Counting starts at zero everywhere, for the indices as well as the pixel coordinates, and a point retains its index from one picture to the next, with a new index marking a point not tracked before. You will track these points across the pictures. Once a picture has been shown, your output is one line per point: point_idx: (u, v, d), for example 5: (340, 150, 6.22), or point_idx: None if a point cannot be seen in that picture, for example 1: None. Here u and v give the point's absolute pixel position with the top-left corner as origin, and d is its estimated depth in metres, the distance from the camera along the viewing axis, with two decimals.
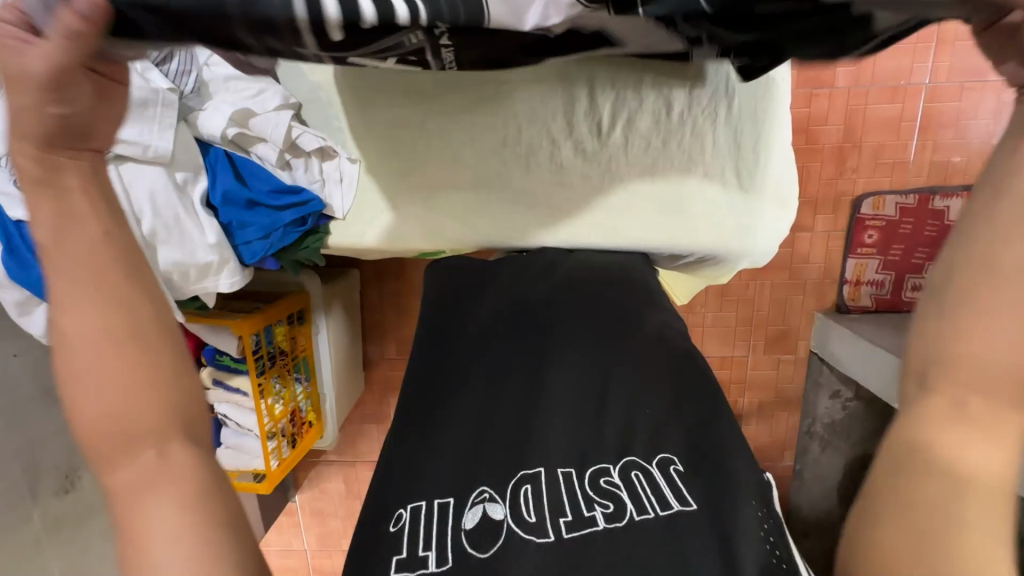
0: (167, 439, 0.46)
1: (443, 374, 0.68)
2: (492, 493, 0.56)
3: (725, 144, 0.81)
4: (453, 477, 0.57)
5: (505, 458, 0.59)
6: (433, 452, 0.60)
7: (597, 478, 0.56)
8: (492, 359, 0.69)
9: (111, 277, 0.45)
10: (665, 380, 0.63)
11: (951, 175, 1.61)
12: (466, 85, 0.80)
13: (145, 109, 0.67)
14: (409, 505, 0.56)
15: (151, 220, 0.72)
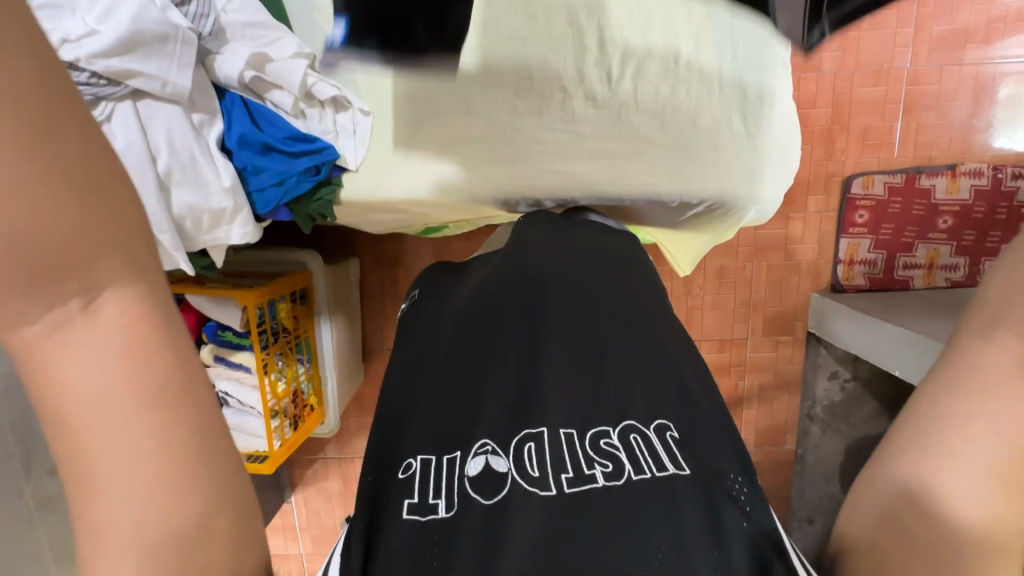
0: (103, 283, 0.33)
1: (445, 334, 0.65)
2: (495, 446, 0.49)
3: (733, 88, 0.81)
4: (450, 435, 0.52)
5: (505, 415, 0.52)
6: (432, 403, 0.56)
7: (598, 439, 0.49)
8: (490, 312, 0.64)
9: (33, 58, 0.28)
10: (668, 351, 0.58)
11: (935, 156, 1.67)
12: None
13: (165, 44, 0.68)
14: (418, 455, 0.51)
15: (167, 159, 0.72)
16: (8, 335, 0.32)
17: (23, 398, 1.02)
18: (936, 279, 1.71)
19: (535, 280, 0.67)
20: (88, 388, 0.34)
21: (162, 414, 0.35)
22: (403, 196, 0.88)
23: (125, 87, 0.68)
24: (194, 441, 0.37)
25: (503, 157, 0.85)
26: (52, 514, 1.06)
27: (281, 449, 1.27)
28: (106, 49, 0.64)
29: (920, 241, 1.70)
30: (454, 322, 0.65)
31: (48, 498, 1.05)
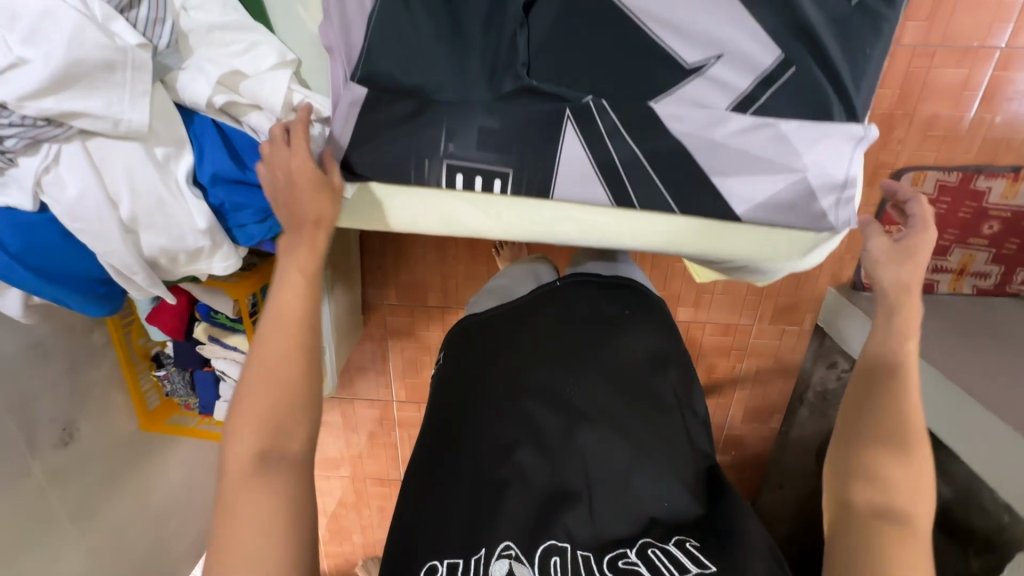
0: (290, 422, 0.62)
1: (484, 424, 0.79)
2: (517, 552, 0.67)
3: None
4: (466, 537, 0.69)
5: (533, 527, 0.70)
6: (482, 516, 0.71)
7: (616, 560, 0.69)
8: (508, 404, 0.80)
9: (291, 345, 0.64)
10: (677, 439, 0.82)
11: (1002, 153, 1.46)
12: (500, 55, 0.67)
13: (112, 73, 0.55)
14: (443, 559, 0.68)
15: (131, 204, 0.63)
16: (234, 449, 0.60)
17: (20, 381, 1.01)
18: (962, 284, 1.57)
19: (578, 406, 0.80)
20: (260, 483, 0.58)
21: (282, 498, 0.58)
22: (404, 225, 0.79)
23: (69, 127, 0.56)
24: (295, 523, 0.57)
25: (517, 196, 0.75)
26: (61, 483, 1.11)
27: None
28: (38, 89, 0.52)
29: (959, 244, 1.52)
30: (496, 404, 0.81)
31: (55, 470, 1.09)
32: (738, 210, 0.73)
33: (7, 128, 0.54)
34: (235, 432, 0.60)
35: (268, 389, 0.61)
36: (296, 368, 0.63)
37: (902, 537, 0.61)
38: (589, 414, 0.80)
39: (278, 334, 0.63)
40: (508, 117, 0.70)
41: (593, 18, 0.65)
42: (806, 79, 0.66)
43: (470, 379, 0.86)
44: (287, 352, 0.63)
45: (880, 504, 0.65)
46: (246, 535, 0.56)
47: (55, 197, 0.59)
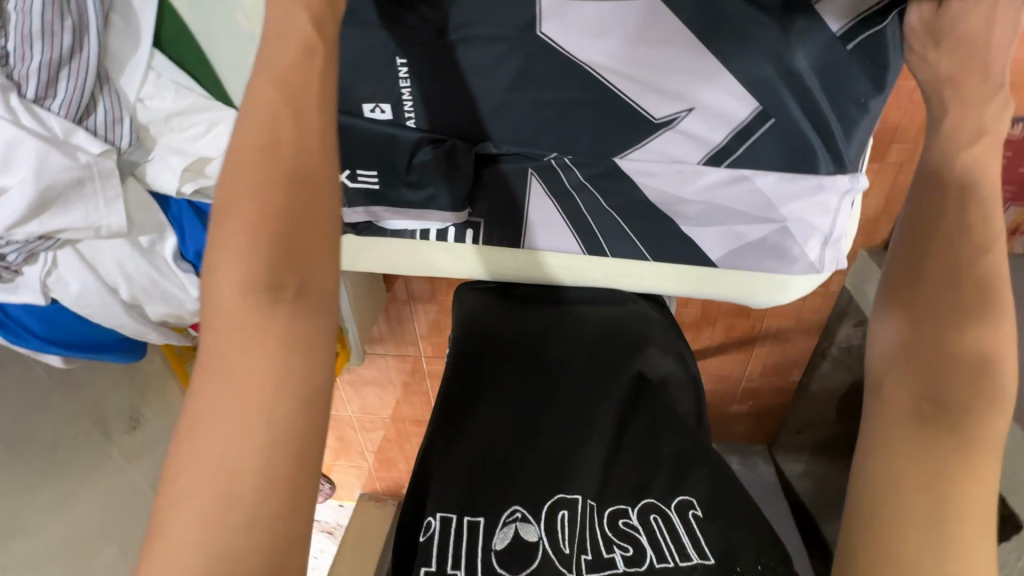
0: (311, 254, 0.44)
1: (489, 408, 0.68)
2: (525, 514, 0.59)
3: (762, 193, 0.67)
4: (475, 497, 0.60)
5: (538, 483, 0.62)
6: (480, 473, 0.62)
7: (616, 518, 0.60)
8: (503, 368, 0.72)
9: (272, 201, 0.43)
10: (665, 412, 0.68)
11: None
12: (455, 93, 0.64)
13: (82, 189, 0.59)
14: (438, 514, 0.57)
15: (129, 288, 0.69)
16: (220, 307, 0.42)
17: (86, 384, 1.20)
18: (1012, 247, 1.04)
19: (554, 380, 0.71)
20: (243, 369, 0.41)
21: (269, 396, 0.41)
22: (384, 266, 0.81)
23: (59, 239, 0.61)
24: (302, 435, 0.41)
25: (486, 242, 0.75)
26: (139, 458, 1.31)
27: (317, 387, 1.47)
28: (22, 217, 0.56)
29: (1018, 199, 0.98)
30: (499, 377, 0.71)
31: (132, 449, 1.30)
32: (714, 256, 0.71)
33: (8, 247, 0.60)
34: (216, 267, 0.42)
35: (251, 213, 0.42)
36: (299, 196, 0.44)
37: (923, 416, 0.50)
38: (596, 402, 0.69)
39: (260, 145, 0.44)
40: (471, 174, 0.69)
41: (550, 73, 0.61)
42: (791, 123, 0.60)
43: (484, 347, 0.75)
44: (266, 201, 0.43)
45: (929, 383, 0.50)
46: (233, 439, 0.40)
47: (62, 294, 0.65)
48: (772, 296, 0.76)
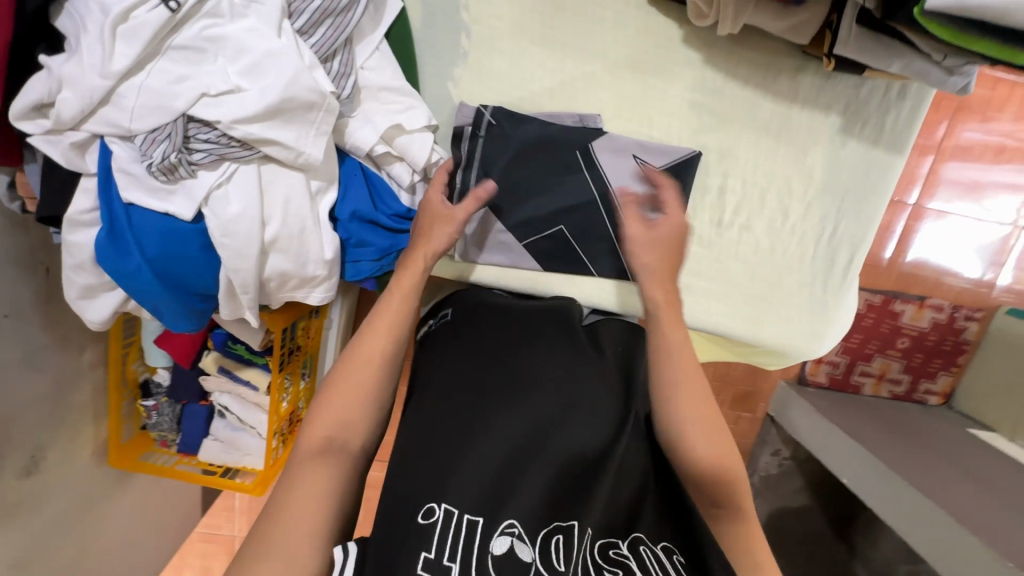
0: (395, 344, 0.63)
1: (498, 411, 0.64)
2: (521, 532, 0.51)
3: (821, 259, 0.87)
4: (478, 497, 0.54)
5: (544, 500, 0.55)
6: (476, 476, 0.56)
7: (606, 550, 0.55)
8: (511, 366, 0.69)
9: (397, 318, 0.64)
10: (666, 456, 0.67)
11: (910, 283, 1.43)
12: (618, 120, 0.80)
13: (309, 112, 0.61)
14: (442, 504, 0.53)
15: (277, 227, 0.65)
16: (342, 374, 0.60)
17: (9, 395, 0.90)
18: (880, 390, 1.46)
19: (567, 377, 0.68)
20: (349, 386, 0.59)
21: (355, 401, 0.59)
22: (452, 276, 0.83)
23: (255, 151, 0.60)
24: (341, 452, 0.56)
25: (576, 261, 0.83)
26: (11, 520, 0.95)
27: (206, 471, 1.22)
28: (254, 114, 0.57)
29: (880, 351, 1.43)
30: (508, 381, 0.67)
31: (10, 504, 0.94)
32: (783, 300, 0.87)
33: (205, 143, 0.57)
34: (366, 336, 0.62)
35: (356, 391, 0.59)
36: (379, 367, 0.61)
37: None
38: (616, 419, 0.65)
39: (388, 314, 0.64)
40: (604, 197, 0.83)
41: (689, 135, 0.81)
42: (839, 198, 0.85)
43: (484, 344, 0.72)
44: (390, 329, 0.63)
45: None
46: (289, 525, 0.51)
47: (214, 211, 0.60)
48: (806, 351, 0.90)
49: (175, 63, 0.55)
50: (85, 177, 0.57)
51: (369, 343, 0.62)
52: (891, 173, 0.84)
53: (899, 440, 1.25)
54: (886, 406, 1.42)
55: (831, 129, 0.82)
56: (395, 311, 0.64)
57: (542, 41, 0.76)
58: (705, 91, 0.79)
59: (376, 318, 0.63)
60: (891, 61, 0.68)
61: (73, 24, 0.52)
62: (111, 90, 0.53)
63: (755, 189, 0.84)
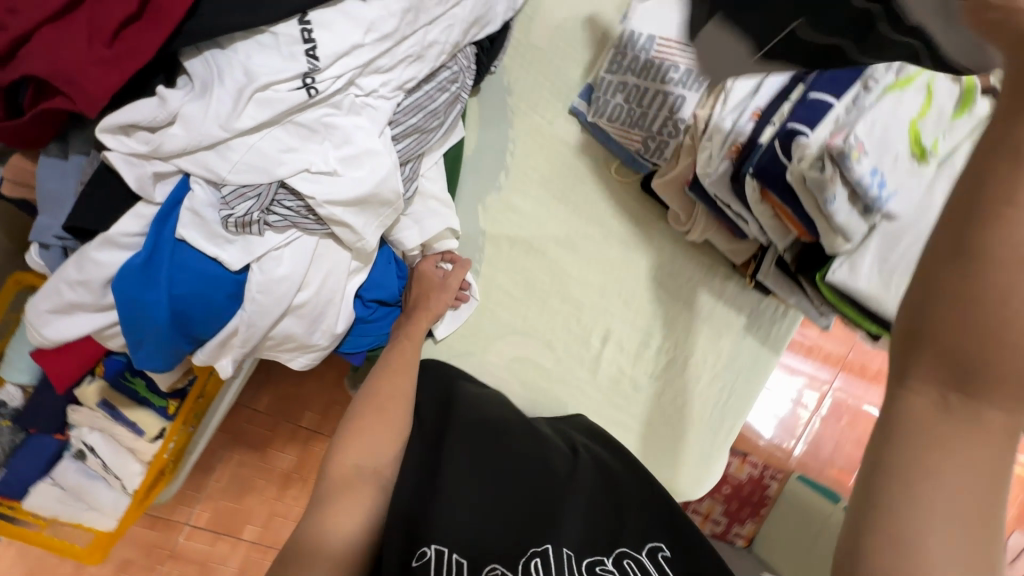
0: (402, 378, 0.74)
1: (475, 453, 0.70)
2: (504, 571, 0.58)
3: (714, 420, 1.09)
4: (467, 541, 0.60)
5: (522, 536, 0.62)
6: (448, 518, 0.62)
7: (592, 564, 0.60)
8: (489, 416, 0.75)
9: (405, 360, 0.75)
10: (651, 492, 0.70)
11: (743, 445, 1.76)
12: (600, 274, 0.97)
13: (382, 208, 0.66)
14: (432, 545, 0.59)
15: (308, 295, 0.67)
16: (357, 409, 0.71)
17: None
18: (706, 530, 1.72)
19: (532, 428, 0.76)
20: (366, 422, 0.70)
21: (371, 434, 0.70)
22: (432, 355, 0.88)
23: (323, 226, 0.63)
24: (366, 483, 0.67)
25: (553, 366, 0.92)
26: None
27: (3, 518, 0.98)
28: (341, 200, 0.61)
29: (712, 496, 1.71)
30: (482, 430, 0.73)
31: None
32: (684, 449, 1.06)
33: (286, 210, 0.60)
34: (381, 376, 0.74)
35: (380, 425, 0.71)
36: (400, 405, 0.72)
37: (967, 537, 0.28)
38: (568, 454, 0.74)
39: (394, 356, 0.75)
40: (572, 332, 0.97)
41: (647, 302, 1.01)
42: (733, 375, 1.09)
43: (464, 398, 0.77)
44: (401, 369, 0.74)
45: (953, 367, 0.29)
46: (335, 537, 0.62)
47: (263, 268, 0.61)
48: (690, 492, 1.08)
49: (289, 135, 0.59)
50: (144, 204, 0.56)
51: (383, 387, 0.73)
52: (769, 366, 1.11)
53: None
54: None
55: (739, 325, 1.08)
56: (403, 356, 0.75)
57: (562, 197, 0.93)
58: (666, 274, 1.01)
59: (388, 362, 0.75)
60: (790, 294, 0.96)
61: (207, 72, 0.55)
62: (223, 140, 0.55)
63: (684, 355, 1.04)
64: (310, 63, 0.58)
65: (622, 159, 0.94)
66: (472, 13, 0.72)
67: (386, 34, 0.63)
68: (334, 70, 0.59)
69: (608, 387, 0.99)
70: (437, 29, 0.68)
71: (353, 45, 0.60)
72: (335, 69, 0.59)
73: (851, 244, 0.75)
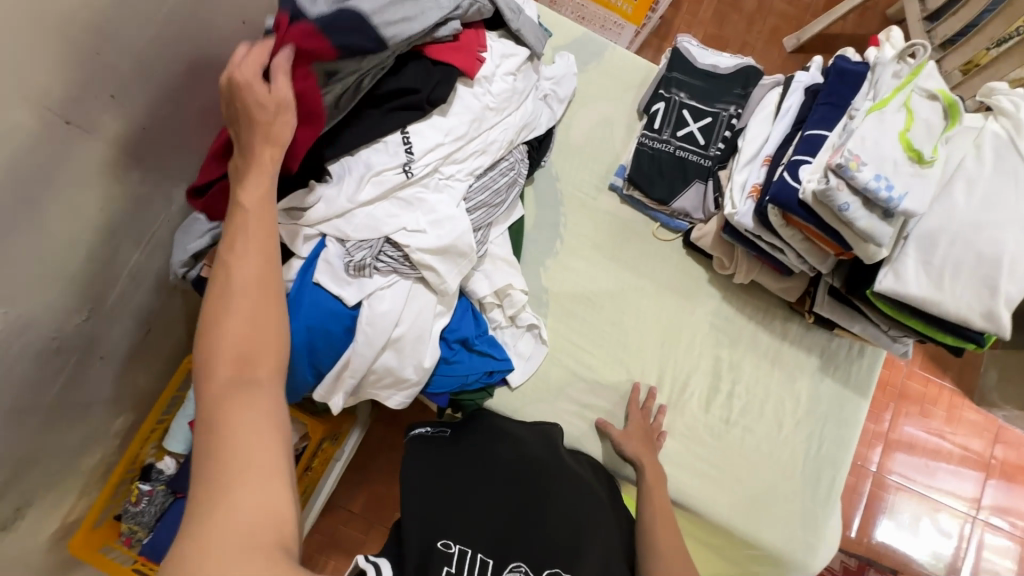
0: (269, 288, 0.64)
1: (494, 475, 0.85)
2: (525, 570, 0.73)
3: (810, 473, 1.02)
4: (452, 526, 0.76)
5: (498, 545, 0.75)
6: (444, 518, 0.77)
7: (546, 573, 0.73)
8: (519, 462, 0.87)
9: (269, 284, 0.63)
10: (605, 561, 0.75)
11: (884, 554, 1.50)
12: (658, 321, 1.06)
13: (461, 258, 0.84)
14: (442, 540, 0.74)
15: (404, 329, 0.83)
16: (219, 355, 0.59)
17: (49, 435, 0.93)
18: None
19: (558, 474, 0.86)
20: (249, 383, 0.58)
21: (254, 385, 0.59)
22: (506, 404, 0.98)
23: (415, 271, 0.82)
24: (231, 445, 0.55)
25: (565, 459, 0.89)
26: None
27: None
28: (430, 249, 0.81)
29: None
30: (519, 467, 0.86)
31: None
32: (780, 503, 0.99)
33: (389, 258, 0.80)
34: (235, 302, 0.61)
35: (260, 299, 0.62)
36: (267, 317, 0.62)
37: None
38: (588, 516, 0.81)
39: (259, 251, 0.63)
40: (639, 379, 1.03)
41: (709, 346, 1.06)
42: (820, 423, 1.04)
43: (512, 452, 0.89)
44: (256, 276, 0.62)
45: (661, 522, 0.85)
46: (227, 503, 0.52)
47: (371, 305, 0.80)
48: (802, 563, 0.98)
49: (392, 205, 0.81)
50: (295, 258, 0.79)
51: (244, 271, 0.62)
52: (860, 410, 1.06)
53: None
54: None
55: (813, 366, 1.07)
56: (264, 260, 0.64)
57: (611, 257, 1.07)
58: (722, 318, 1.07)
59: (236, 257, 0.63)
60: (853, 321, 0.97)
61: (342, 169, 0.80)
62: (348, 210, 0.79)
63: (759, 400, 1.04)
64: (408, 156, 0.82)
65: (660, 221, 1.08)
66: (522, 120, 0.96)
67: (460, 135, 0.87)
68: (424, 161, 0.84)
69: (683, 436, 1.01)
70: (496, 131, 0.93)
71: (437, 143, 0.85)
72: (424, 159, 0.84)
73: (886, 249, 0.80)
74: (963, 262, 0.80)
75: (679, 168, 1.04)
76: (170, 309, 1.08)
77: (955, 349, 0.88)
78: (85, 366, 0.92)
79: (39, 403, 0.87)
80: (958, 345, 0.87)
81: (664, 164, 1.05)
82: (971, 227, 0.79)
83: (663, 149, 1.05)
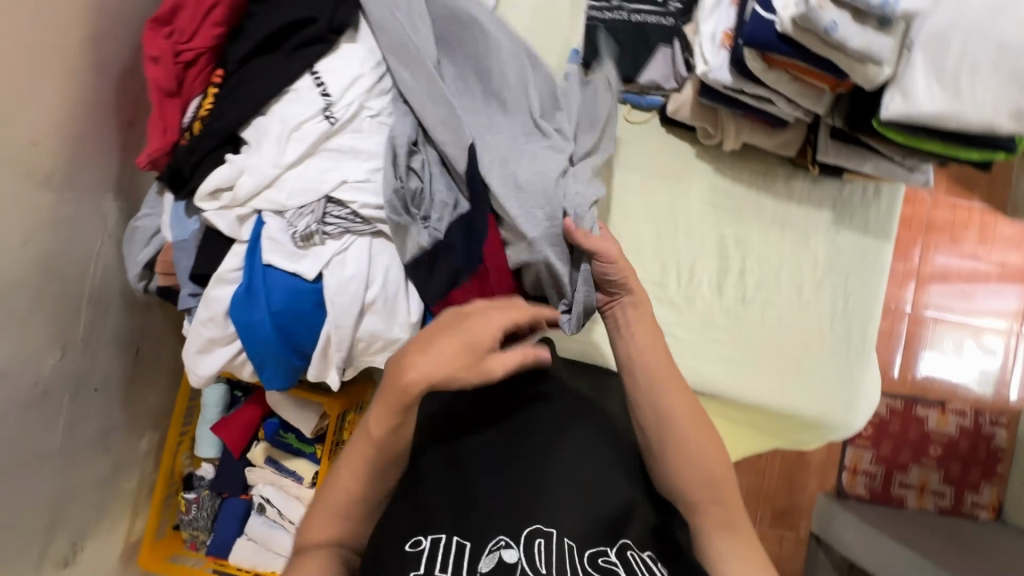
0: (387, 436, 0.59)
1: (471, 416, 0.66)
2: (506, 539, 0.55)
3: (839, 332, 0.97)
4: (442, 513, 0.57)
5: (506, 517, 0.57)
6: (429, 504, 0.58)
7: (594, 557, 0.54)
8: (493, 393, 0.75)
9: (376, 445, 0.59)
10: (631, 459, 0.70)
11: (930, 388, 1.47)
12: (650, 213, 0.97)
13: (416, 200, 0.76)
14: (428, 533, 0.55)
15: (378, 290, 0.76)
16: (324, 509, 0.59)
17: (74, 472, 0.93)
18: (925, 504, 1.43)
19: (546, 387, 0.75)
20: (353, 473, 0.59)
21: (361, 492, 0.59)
22: None
23: (371, 226, 0.75)
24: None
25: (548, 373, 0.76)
26: None
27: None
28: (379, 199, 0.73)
29: (915, 460, 1.43)
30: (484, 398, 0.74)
31: None
32: (813, 369, 0.95)
33: (337, 218, 0.73)
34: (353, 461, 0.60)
35: (381, 422, 0.58)
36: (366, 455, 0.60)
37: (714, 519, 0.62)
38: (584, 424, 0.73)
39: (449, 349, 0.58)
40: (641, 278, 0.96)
41: (710, 226, 0.97)
42: (842, 279, 0.98)
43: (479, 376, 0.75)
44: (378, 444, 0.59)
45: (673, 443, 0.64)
46: None
47: (333, 273, 0.73)
48: (845, 422, 0.95)
49: (325, 160, 0.73)
50: (238, 244, 0.72)
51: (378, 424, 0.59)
52: (884, 254, 0.98)
53: (955, 547, 1.18)
54: (934, 519, 1.37)
55: (826, 221, 0.98)
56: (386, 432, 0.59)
57: None
58: (718, 193, 0.98)
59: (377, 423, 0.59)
60: (863, 161, 0.86)
61: (257, 133, 0.71)
62: (277, 176, 0.70)
63: (773, 270, 0.97)
64: (326, 99, 0.72)
65: (631, 102, 0.96)
66: None
67: (378, 61, 0.76)
68: (346, 100, 0.73)
69: (700, 326, 0.95)
70: None
71: (355, 76, 0.74)
72: (346, 99, 0.74)
73: (888, 67, 0.69)
74: (983, 58, 0.68)
75: (638, 35, 0.91)
76: (151, 326, 1.04)
77: (983, 161, 0.78)
78: (81, 400, 0.91)
79: (49, 447, 0.86)
80: (985, 157, 0.77)
81: (621, 35, 0.91)
82: (987, 13, 0.67)
83: (617, 17, 0.91)
